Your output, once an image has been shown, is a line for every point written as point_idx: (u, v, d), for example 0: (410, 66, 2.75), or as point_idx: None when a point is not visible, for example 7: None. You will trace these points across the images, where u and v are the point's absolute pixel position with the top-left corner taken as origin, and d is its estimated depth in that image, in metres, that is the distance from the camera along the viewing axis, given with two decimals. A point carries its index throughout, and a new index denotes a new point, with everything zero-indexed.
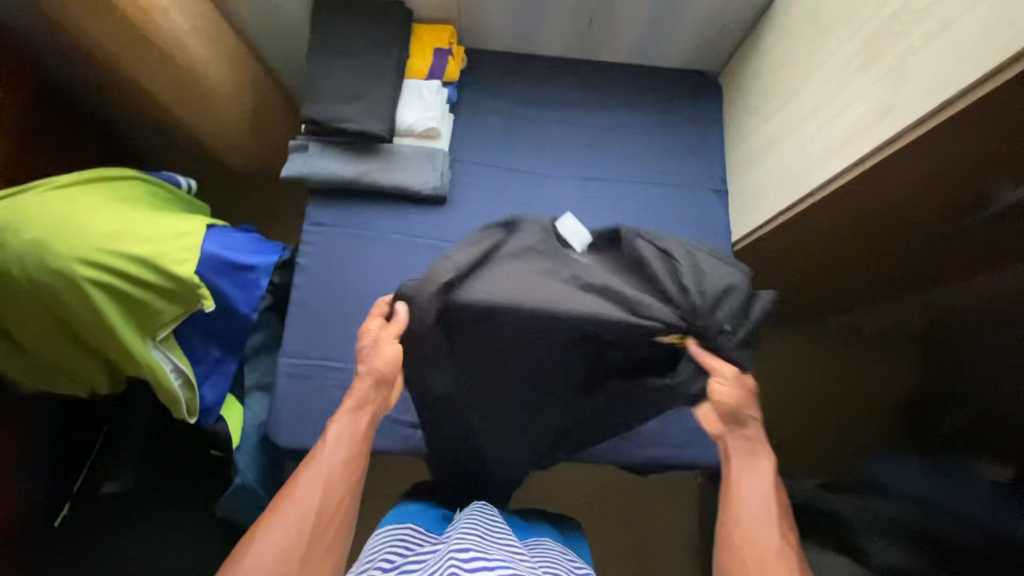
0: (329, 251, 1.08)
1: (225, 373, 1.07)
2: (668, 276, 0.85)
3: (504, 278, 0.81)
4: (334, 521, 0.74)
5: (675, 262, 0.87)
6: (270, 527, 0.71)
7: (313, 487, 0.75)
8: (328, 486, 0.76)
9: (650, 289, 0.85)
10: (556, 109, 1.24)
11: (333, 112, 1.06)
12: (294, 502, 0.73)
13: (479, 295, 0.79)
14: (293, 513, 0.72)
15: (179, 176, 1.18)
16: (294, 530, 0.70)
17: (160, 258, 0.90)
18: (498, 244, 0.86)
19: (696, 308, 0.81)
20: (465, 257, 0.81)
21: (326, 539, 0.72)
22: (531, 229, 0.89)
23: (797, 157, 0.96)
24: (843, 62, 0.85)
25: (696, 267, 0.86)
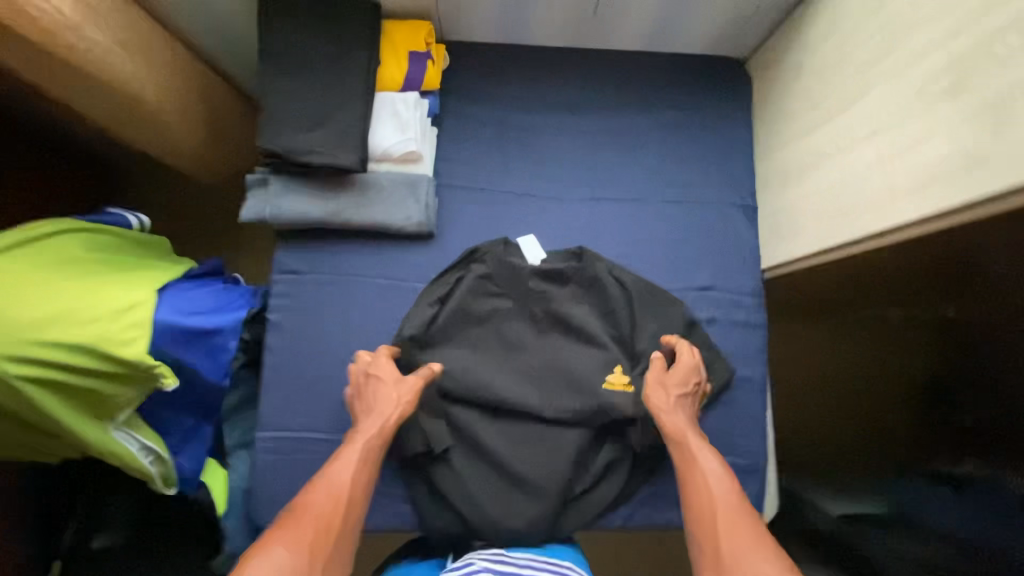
0: (301, 303, 0.95)
1: (203, 439, 0.97)
2: (609, 309, 0.97)
3: (469, 316, 0.96)
4: (350, 538, 0.72)
5: (621, 295, 0.97)
6: (288, 541, 0.67)
7: (333, 504, 0.72)
8: (350, 502, 0.74)
9: (600, 320, 0.97)
10: (556, 113, 1.06)
11: (294, 143, 0.89)
12: (314, 517, 0.70)
13: (446, 335, 0.96)
14: (313, 528, 0.69)
15: (127, 214, 1.03)
16: (316, 543, 0.68)
17: (105, 341, 0.78)
18: (465, 282, 0.96)
19: (628, 336, 0.96)
20: (427, 304, 0.94)
21: (343, 550, 0.71)
22: (490, 262, 0.97)
23: (847, 189, 0.80)
24: (919, 82, 0.67)
25: (636, 300, 0.97)
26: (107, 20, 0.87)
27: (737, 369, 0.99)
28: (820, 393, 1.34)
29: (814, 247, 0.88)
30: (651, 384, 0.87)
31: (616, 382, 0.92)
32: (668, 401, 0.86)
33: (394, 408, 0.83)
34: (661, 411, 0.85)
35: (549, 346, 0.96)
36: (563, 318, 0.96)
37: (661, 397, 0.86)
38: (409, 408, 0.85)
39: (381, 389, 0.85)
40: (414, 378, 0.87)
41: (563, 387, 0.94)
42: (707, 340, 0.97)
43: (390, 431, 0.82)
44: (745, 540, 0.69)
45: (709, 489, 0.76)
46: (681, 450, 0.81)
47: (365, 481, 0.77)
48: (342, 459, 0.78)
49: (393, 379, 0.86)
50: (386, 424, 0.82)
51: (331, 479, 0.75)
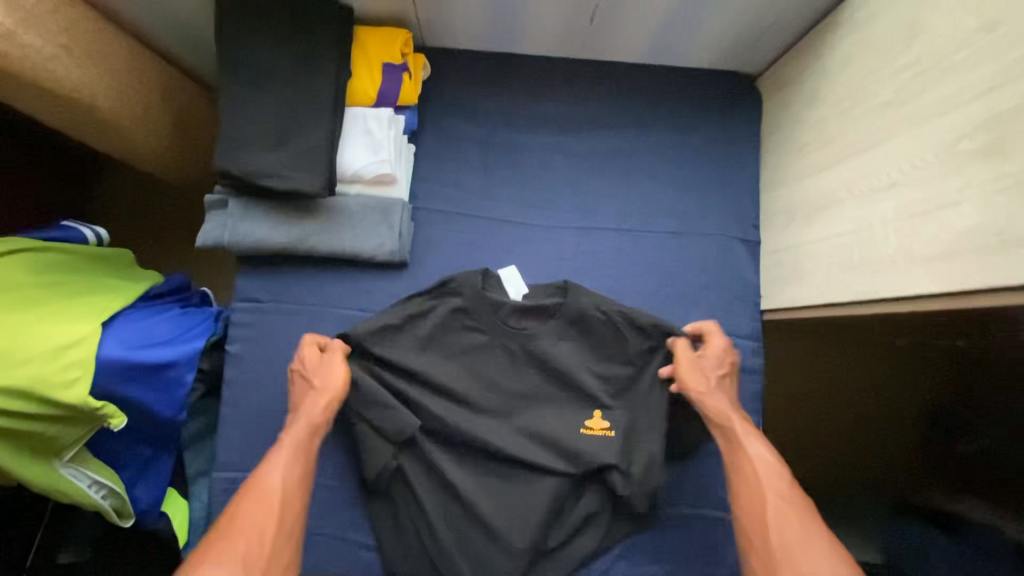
0: (263, 336, 0.89)
1: (160, 473, 0.92)
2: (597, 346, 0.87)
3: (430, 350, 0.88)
4: (292, 536, 0.67)
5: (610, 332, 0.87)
6: (218, 553, 0.62)
7: (263, 511, 0.67)
8: (282, 503, 0.68)
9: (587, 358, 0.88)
10: (547, 130, 0.97)
11: (253, 165, 0.81)
12: (242, 528, 0.65)
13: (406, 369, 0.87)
14: (245, 535, 0.64)
15: (82, 227, 0.97)
16: (249, 547, 0.63)
17: (43, 383, 0.73)
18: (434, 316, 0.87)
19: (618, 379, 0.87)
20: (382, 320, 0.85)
21: (287, 545, 0.66)
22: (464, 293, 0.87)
23: (860, 241, 0.72)
24: (953, 136, 0.59)
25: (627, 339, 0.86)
26: (45, 23, 0.79)
27: None
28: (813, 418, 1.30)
29: (817, 299, 0.80)
30: (686, 369, 0.82)
31: (595, 428, 0.86)
32: (707, 386, 0.81)
33: (323, 400, 0.78)
34: (703, 398, 0.80)
35: (530, 388, 0.88)
36: (544, 360, 0.87)
37: (698, 382, 0.81)
38: (334, 398, 0.80)
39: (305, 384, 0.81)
40: (335, 363, 0.82)
41: (541, 433, 0.87)
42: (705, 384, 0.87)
43: (318, 423, 0.77)
44: (800, 534, 0.65)
45: (758, 476, 0.71)
46: (726, 436, 0.77)
47: (300, 477, 0.72)
48: (271, 462, 0.72)
49: (319, 369, 0.82)
50: (313, 416, 0.78)
51: (261, 482, 0.70)
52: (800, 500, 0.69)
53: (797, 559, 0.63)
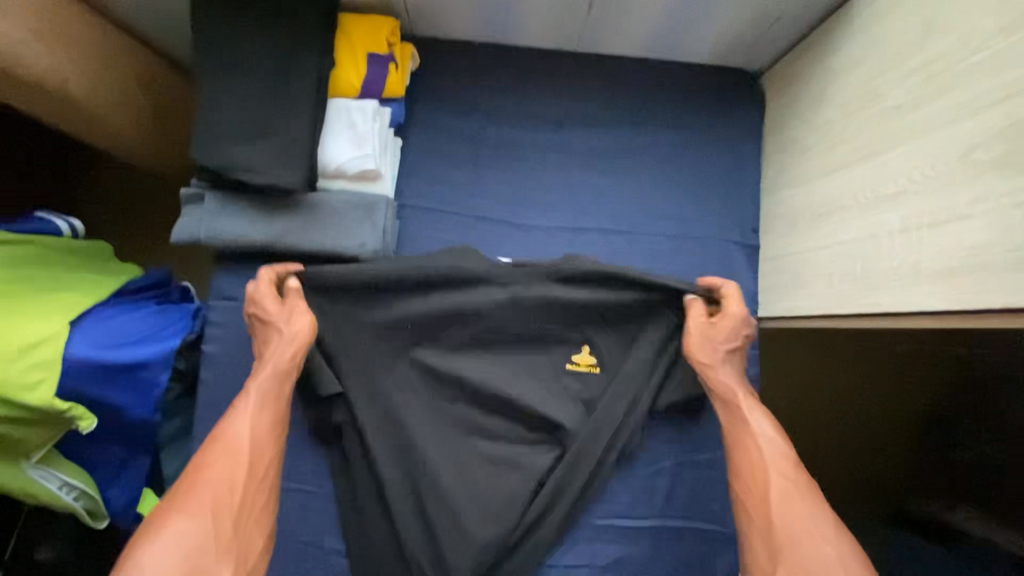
0: (241, 336, 0.86)
1: (135, 474, 0.90)
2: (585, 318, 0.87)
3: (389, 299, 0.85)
4: (264, 486, 0.66)
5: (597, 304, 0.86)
6: (187, 510, 0.59)
7: (230, 464, 0.65)
8: (251, 456, 0.66)
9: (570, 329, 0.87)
10: (539, 126, 0.93)
11: (229, 158, 0.78)
12: (209, 479, 0.63)
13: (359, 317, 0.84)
14: (211, 490, 0.62)
15: (55, 219, 0.93)
16: (218, 503, 0.61)
17: (4, 385, 0.70)
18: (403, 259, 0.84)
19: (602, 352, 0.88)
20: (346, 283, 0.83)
21: (261, 495, 0.66)
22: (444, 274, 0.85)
23: (863, 251, 0.68)
24: (968, 144, 0.55)
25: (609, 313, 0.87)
26: (11, 6, 0.75)
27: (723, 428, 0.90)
28: (804, 411, 1.30)
29: (818, 310, 0.77)
30: (696, 336, 0.79)
31: (581, 363, 0.88)
32: (715, 358, 0.78)
33: (285, 350, 0.75)
34: (709, 369, 0.77)
35: (525, 347, 0.88)
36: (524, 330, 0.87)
37: (705, 353, 0.78)
38: (301, 346, 0.76)
39: (269, 329, 0.77)
40: (299, 308, 0.78)
41: (528, 415, 0.86)
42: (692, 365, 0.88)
43: (285, 371, 0.74)
44: (802, 515, 0.62)
45: (760, 454, 0.69)
46: (730, 410, 0.74)
47: (269, 428, 0.70)
48: (235, 413, 0.69)
49: (282, 315, 0.77)
50: (278, 365, 0.74)
51: (227, 436, 0.67)
52: (802, 477, 0.66)
53: (798, 542, 0.61)
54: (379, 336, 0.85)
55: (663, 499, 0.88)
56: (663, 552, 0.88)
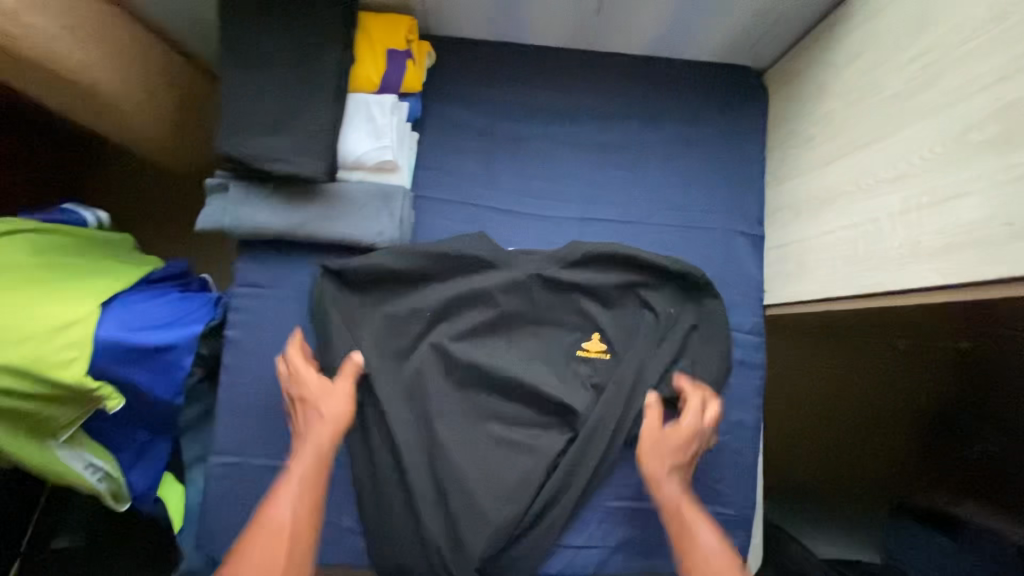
0: (261, 321, 0.89)
1: (157, 457, 0.92)
2: (592, 300, 0.92)
3: (401, 285, 0.90)
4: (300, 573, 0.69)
5: (603, 287, 0.91)
6: None
7: (271, 550, 0.69)
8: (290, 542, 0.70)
9: (578, 313, 0.92)
10: (550, 121, 0.97)
11: (255, 148, 0.81)
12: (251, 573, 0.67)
13: (376, 300, 0.90)
14: None
15: (82, 210, 0.97)
16: None
17: (37, 362, 0.73)
18: (414, 248, 0.89)
19: (610, 336, 0.91)
20: (370, 267, 0.87)
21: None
22: (459, 260, 0.89)
23: (865, 234, 0.71)
24: (964, 126, 0.58)
25: (615, 297, 0.92)
26: (50, 4, 0.79)
27: (731, 413, 0.92)
28: (811, 410, 1.29)
29: (823, 293, 0.79)
30: (650, 445, 0.83)
31: (591, 350, 0.91)
32: (666, 470, 0.82)
33: (326, 432, 0.78)
34: (657, 481, 0.81)
35: (536, 331, 0.92)
36: (535, 315, 0.91)
37: (656, 466, 0.82)
38: (339, 425, 0.80)
39: (309, 407, 0.80)
40: (340, 389, 0.81)
41: (541, 399, 0.88)
42: (699, 347, 0.91)
43: (325, 452, 0.78)
44: None
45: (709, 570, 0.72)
46: (677, 524, 0.77)
47: (307, 512, 0.73)
48: (279, 495, 0.73)
49: (323, 394, 0.81)
50: (319, 446, 0.78)
51: (269, 520, 0.71)
52: None
53: None
54: (396, 319, 0.89)
55: None
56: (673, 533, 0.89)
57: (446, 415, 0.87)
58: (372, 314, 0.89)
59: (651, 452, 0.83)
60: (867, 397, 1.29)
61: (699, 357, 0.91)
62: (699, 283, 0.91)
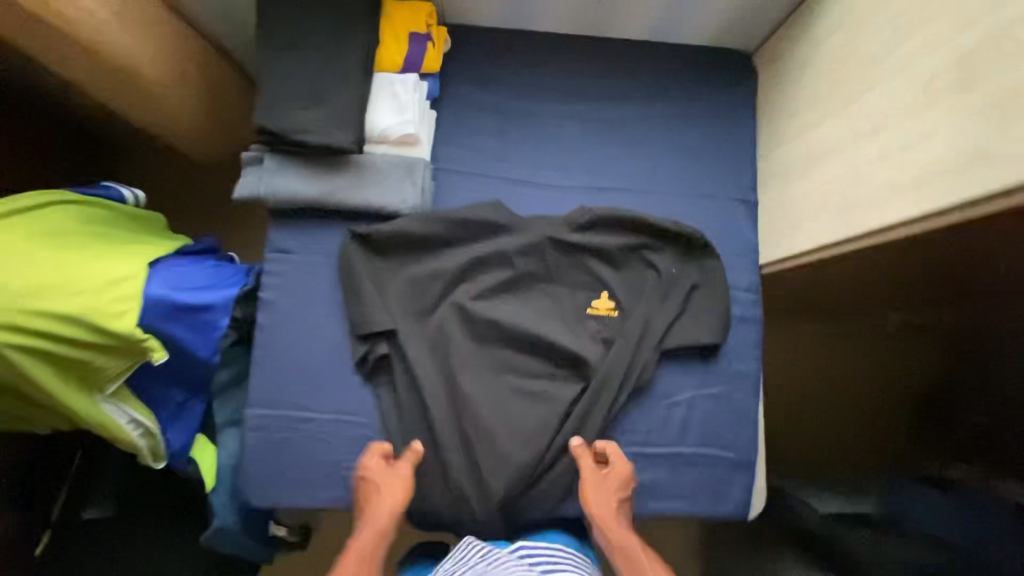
0: (293, 284, 0.95)
1: (192, 417, 0.98)
2: (600, 262, 0.99)
3: (424, 250, 0.97)
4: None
5: (609, 248, 0.98)
6: None
7: None
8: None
9: (587, 273, 0.99)
10: (558, 100, 1.05)
11: (290, 121, 0.88)
12: None
13: (401, 265, 0.97)
14: None
15: (121, 187, 1.03)
16: None
17: (93, 312, 0.78)
18: (436, 214, 0.96)
19: (618, 293, 0.98)
20: (396, 231, 0.95)
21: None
22: (477, 225, 0.97)
23: (846, 184, 0.79)
24: (929, 76, 0.66)
25: (621, 259, 0.99)
26: None
27: (732, 365, 0.99)
28: (804, 380, 1.37)
29: (813, 242, 0.87)
30: (591, 487, 0.85)
31: (600, 308, 0.98)
32: (612, 509, 0.84)
33: (387, 514, 0.81)
34: (604, 519, 0.83)
35: (548, 292, 0.99)
36: (546, 277, 0.99)
37: (600, 506, 0.84)
38: (400, 505, 0.83)
39: (372, 491, 0.84)
40: (401, 475, 0.85)
41: (554, 351, 0.95)
42: (700, 303, 0.98)
43: (386, 530, 0.81)
44: None
45: None
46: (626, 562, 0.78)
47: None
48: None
49: (385, 479, 0.85)
50: (378, 528, 0.80)
51: None
52: None
53: None
54: (420, 281, 0.96)
55: (679, 429, 0.96)
56: (681, 477, 0.95)
57: (466, 368, 0.94)
58: (397, 275, 0.96)
59: (595, 493, 0.85)
60: (858, 368, 1.36)
61: (701, 313, 0.98)
62: (697, 245, 0.99)
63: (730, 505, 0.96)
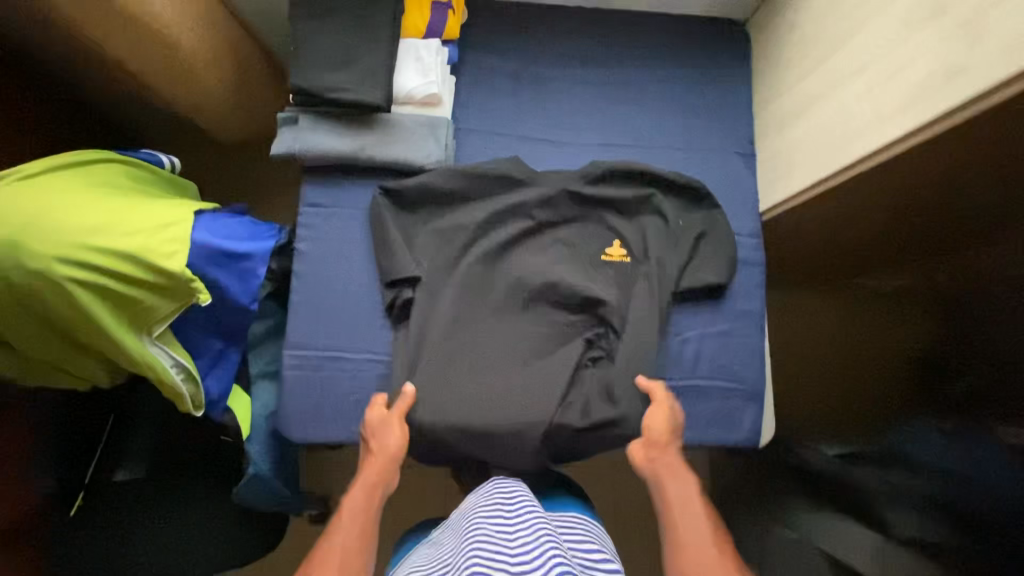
0: (326, 235, 1.02)
1: (229, 365, 1.02)
2: (610, 213, 1.06)
3: (447, 203, 1.03)
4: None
5: (617, 199, 1.05)
6: None
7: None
8: (344, 561, 0.75)
9: (600, 224, 1.06)
10: (567, 66, 1.13)
11: (324, 81, 0.96)
12: None
13: (427, 218, 1.03)
14: None
15: (160, 154, 1.09)
16: None
17: (148, 251, 0.84)
18: (459, 168, 1.03)
19: (630, 241, 1.04)
20: (424, 183, 1.01)
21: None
22: (497, 179, 1.04)
23: (838, 121, 0.88)
24: (906, 12, 0.76)
25: (631, 209, 1.06)
26: None
27: (738, 304, 1.06)
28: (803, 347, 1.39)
29: (812, 179, 0.95)
30: (655, 416, 0.91)
31: (613, 254, 1.04)
32: (666, 439, 0.90)
33: (380, 466, 0.87)
34: (659, 447, 0.89)
35: (563, 242, 1.05)
36: (561, 227, 1.05)
37: (660, 436, 0.90)
38: (392, 456, 0.88)
39: (368, 444, 0.90)
40: (393, 425, 0.90)
41: (570, 295, 1.02)
42: (709, 247, 1.05)
43: (376, 483, 0.86)
44: None
45: (700, 531, 0.79)
46: (678, 484, 0.85)
47: (359, 536, 0.79)
48: (337, 526, 0.80)
49: (377, 432, 0.90)
50: (369, 478, 0.86)
51: (326, 550, 0.77)
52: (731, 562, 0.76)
53: None
54: (445, 232, 1.02)
55: (691, 364, 1.03)
56: (694, 407, 1.01)
57: (491, 310, 1.01)
58: (423, 226, 1.02)
59: (657, 422, 0.91)
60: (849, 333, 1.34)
61: (710, 257, 1.05)
62: (701, 195, 1.06)
63: (742, 434, 1.02)
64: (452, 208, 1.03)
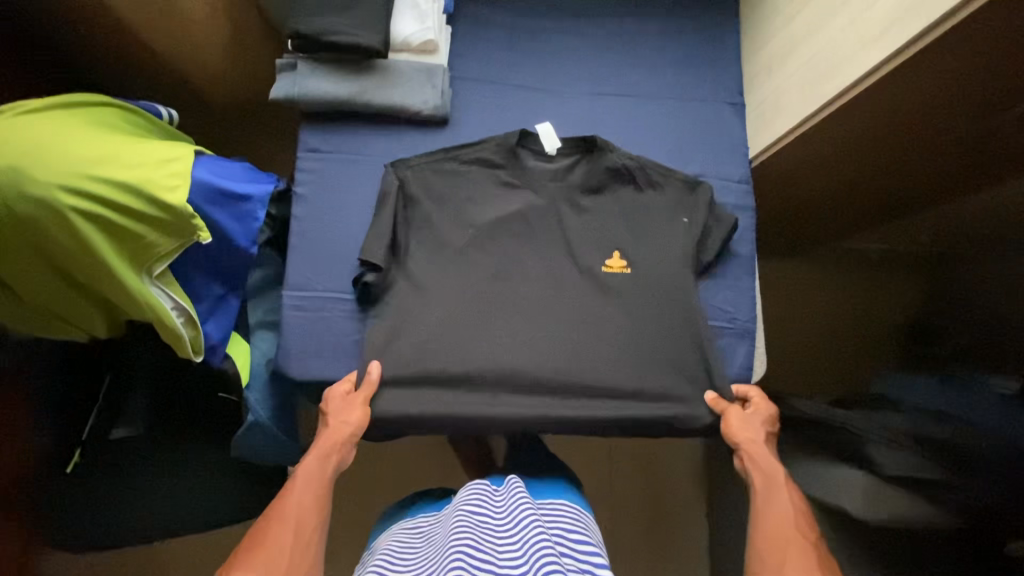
0: (326, 178, 1.04)
1: (228, 312, 1.02)
2: (613, 199, 1.04)
3: (443, 202, 1.02)
4: (311, 549, 0.77)
5: (618, 185, 1.05)
6: None
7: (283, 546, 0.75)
8: (297, 528, 0.77)
9: (603, 215, 1.03)
10: (562, 20, 1.16)
11: (323, 24, 0.97)
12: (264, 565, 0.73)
13: (423, 214, 1.01)
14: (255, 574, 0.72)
15: (159, 105, 1.09)
16: None
17: (149, 184, 0.85)
18: (457, 159, 1.04)
19: (635, 229, 1.02)
20: (425, 163, 1.03)
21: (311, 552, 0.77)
22: (496, 152, 1.04)
23: (827, 54, 0.93)
24: None
25: (637, 199, 1.04)
26: None
27: (732, 247, 1.08)
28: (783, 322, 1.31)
29: (797, 120, 1.00)
30: (738, 418, 0.92)
31: (613, 266, 1.00)
32: (759, 438, 0.91)
33: (337, 439, 0.88)
34: (749, 447, 0.90)
35: (561, 229, 1.03)
36: (560, 219, 1.03)
37: (749, 436, 0.91)
38: (350, 433, 0.88)
39: (326, 417, 0.90)
40: (354, 405, 0.90)
41: (567, 270, 1.01)
42: (724, 231, 1.03)
43: (330, 453, 0.86)
44: None
45: (786, 524, 0.79)
46: (768, 482, 0.85)
47: (315, 502, 0.81)
48: (292, 492, 0.81)
49: (337, 408, 0.90)
50: (324, 446, 0.87)
51: (281, 514, 0.78)
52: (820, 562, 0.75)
53: None
54: (431, 221, 1.01)
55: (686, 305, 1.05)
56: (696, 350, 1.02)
57: (475, 290, 0.98)
58: (416, 211, 1.01)
59: (743, 425, 0.92)
60: None
61: (726, 232, 1.03)
62: (705, 190, 1.03)
63: (734, 371, 1.04)
64: (431, 193, 1.02)
